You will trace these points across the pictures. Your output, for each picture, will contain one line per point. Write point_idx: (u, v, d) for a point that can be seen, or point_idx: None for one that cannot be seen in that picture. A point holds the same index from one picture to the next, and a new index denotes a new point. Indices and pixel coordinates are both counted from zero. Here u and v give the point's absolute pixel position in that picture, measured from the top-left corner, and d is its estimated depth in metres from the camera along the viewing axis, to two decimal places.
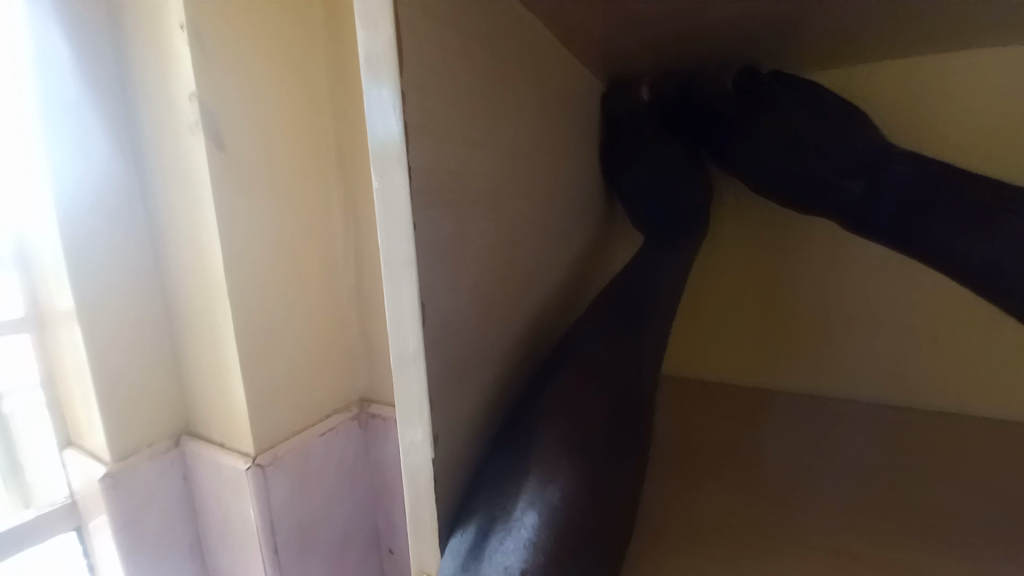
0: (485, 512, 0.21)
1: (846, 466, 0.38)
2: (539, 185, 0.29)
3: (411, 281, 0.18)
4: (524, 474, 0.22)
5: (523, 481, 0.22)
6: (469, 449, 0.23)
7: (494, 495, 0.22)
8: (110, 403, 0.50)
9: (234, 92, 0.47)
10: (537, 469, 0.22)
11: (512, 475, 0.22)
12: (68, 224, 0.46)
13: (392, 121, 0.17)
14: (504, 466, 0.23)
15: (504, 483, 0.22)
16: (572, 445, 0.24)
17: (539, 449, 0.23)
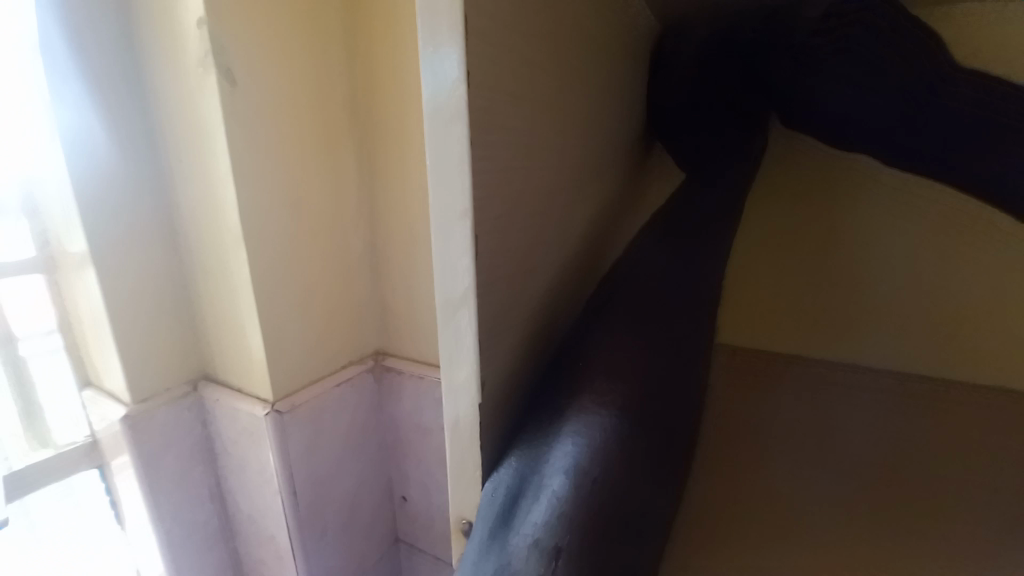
0: (526, 454, 0.20)
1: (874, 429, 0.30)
2: (585, 128, 0.27)
3: (464, 218, 0.17)
4: (564, 416, 0.21)
5: (565, 422, 0.20)
6: (512, 392, 0.22)
7: (536, 437, 0.20)
8: (128, 347, 0.50)
9: (248, 23, 0.44)
10: (580, 411, 0.21)
11: (554, 417, 0.21)
12: (76, 162, 0.44)
13: (450, 37, 0.16)
14: (548, 408, 0.21)
15: (546, 425, 0.21)
16: (623, 387, 0.22)
17: (582, 390, 0.21)
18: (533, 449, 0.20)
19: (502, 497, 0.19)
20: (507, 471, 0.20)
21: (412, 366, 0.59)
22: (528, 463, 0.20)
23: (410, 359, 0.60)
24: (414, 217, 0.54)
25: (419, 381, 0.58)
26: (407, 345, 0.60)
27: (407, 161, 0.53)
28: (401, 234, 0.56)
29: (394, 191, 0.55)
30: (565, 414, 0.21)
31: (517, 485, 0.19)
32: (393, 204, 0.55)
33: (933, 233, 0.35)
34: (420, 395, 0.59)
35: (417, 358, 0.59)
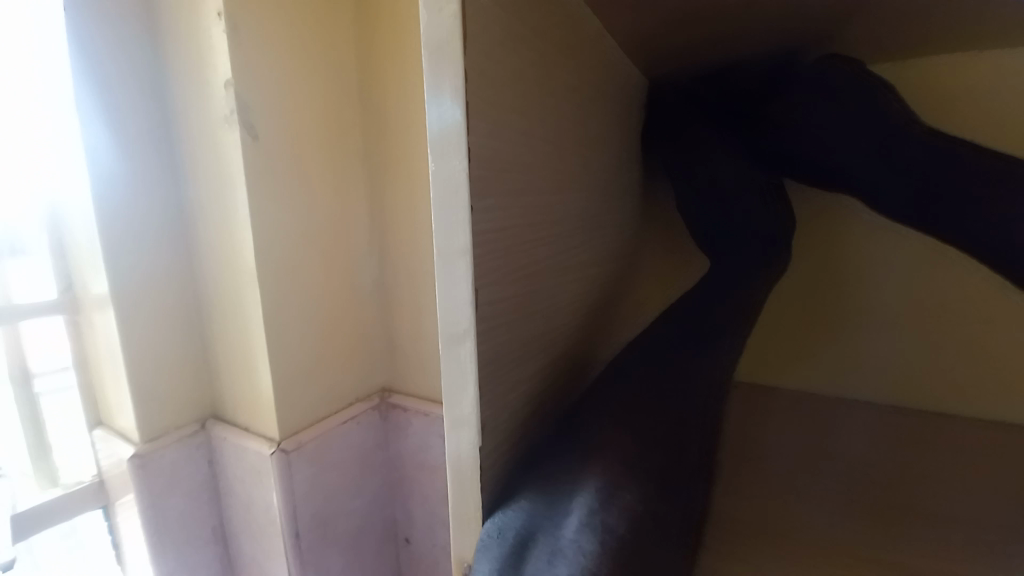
0: (535, 506, 0.20)
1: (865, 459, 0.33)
2: (582, 178, 0.29)
3: (465, 269, 0.18)
4: (577, 478, 0.21)
5: (580, 485, 0.21)
6: (516, 444, 0.23)
7: (547, 493, 0.21)
8: (142, 385, 0.51)
9: (268, 81, 0.47)
10: (592, 475, 0.21)
11: (564, 477, 0.21)
12: (104, 209, 0.47)
13: (451, 108, 0.17)
14: (554, 466, 0.22)
15: (557, 482, 0.21)
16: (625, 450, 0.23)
17: (593, 453, 0.22)
18: (544, 504, 0.20)
19: (512, 539, 0.19)
20: (513, 518, 0.20)
21: (417, 404, 0.59)
22: (538, 516, 0.20)
23: (415, 396, 0.60)
24: (421, 258, 0.56)
25: (424, 418, 0.58)
26: (413, 382, 0.60)
27: (415, 205, 0.55)
28: (408, 274, 0.58)
29: (403, 232, 0.57)
30: (579, 477, 0.21)
31: (524, 534, 0.19)
32: (401, 244, 0.57)
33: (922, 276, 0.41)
34: (425, 433, 0.59)
35: (422, 395, 0.60)
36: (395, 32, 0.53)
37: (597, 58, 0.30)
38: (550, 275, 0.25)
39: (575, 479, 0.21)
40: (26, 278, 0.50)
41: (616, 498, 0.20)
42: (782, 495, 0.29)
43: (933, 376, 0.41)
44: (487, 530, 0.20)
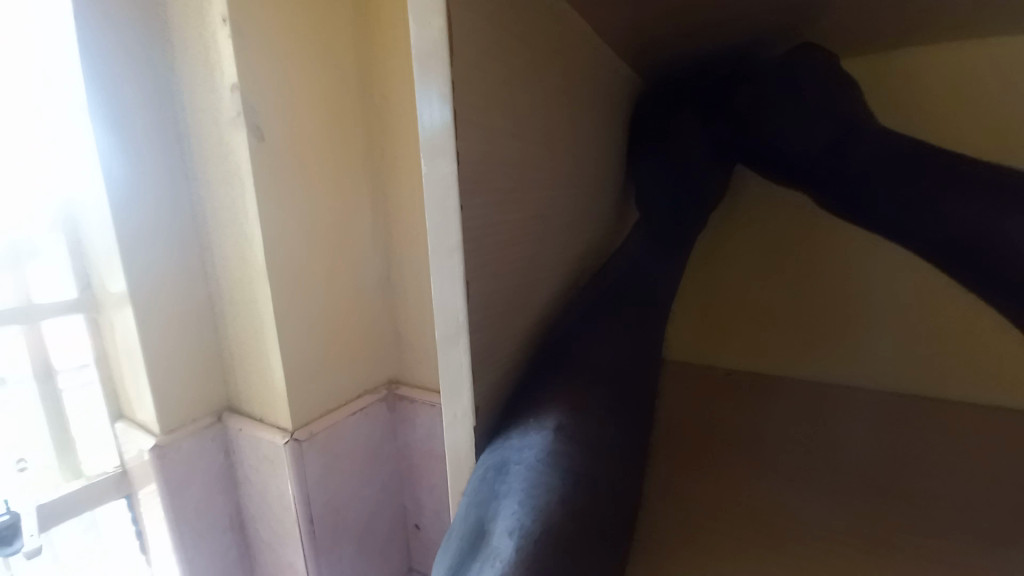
0: (480, 493, 0.21)
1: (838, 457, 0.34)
2: (573, 174, 0.30)
3: (457, 262, 0.20)
4: (525, 444, 0.21)
5: (513, 466, 0.20)
6: (493, 402, 0.23)
7: (492, 468, 0.21)
8: (160, 378, 0.53)
9: (271, 81, 0.48)
10: (539, 440, 0.21)
11: (516, 439, 0.21)
12: (119, 211, 0.49)
13: (441, 112, 0.18)
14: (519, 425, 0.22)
15: (506, 451, 0.21)
16: (588, 419, 0.23)
17: (553, 413, 0.22)
18: (487, 484, 0.21)
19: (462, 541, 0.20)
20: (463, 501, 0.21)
21: (424, 395, 0.61)
22: (478, 502, 0.20)
23: (422, 387, 0.62)
24: (425, 253, 0.57)
25: (431, 408, 0.60)
26: (420, 373, 0.62)
27: (417, 200, 0.56)
28: (412, 268, 0.59)
29: (407, 228, 0.58)
30: (522, 453, 0.21)
31: (467, 522, 0.20)
32: (405, 239, 0.59)
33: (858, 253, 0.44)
34: (432, 422, 0.60)
35: (429, 386, 0.61)
36: (394, 31, 0.53)
37: (586, 57, 0.31)
38: (540, 266, 0.27)
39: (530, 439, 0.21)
40: (47, 279, 0.52)
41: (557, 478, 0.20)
42: (759, 493, 0.30)
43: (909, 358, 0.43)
44: (448, 536, 0.21)
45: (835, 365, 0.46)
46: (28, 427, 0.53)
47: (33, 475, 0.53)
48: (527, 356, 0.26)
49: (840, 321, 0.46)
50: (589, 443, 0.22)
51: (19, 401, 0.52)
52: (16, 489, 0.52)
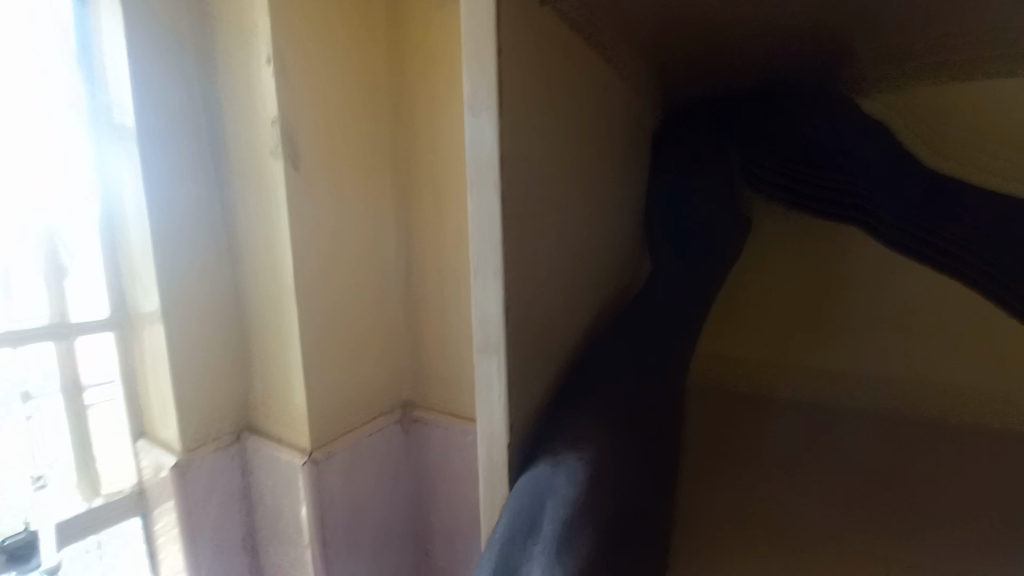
0: (517, 518, 0.22)
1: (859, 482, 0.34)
2: (597, 202, 0.32)
3: (498, 281, 0.21)
4: (552, 483, 0.22)
5: (542, 530, 0.21)
6: (524, 435, 0.24)
7: (519, 527, 0.22)
8: (183, 395, 0.54)
9: (309, 114, 0.51)
10: (573, 467, 0.22)
11: (544, 470, 0.22)
12: (158, 232, 0.51)
13: (487, 144, 0.20)
14: (546, 450, 0.23)
15: (535, 492, 0.22)
16: (606, 441, 0.24)
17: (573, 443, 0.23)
18: (524, 522, 0.22)
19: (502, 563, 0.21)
20: (489, 554, 0.22)
21: (440, 417, 0.62)
22: (506, 561, 0.21)
23: (438, 410, 0.62)
24: (446, 277, 0.59)
25: (447, 431, 0.61)
26: (436, 396, 0.63)
27: (440, 227, 0.59)
28: (432, 292, 0.61)
29: (427, 253, 0.60)
30: (550, 502, 0.22)
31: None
32: (426, 264, 0.61)
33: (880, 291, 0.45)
34: (448, 446, 0.61)
35: (445, 409, 0.62)
36: (424, 70, 0.57)
37: (611, 97, 0.33)
38: (568, 288, 0.28)
39: (558, 466, 0.23)
40: (84, 296, 0.55)
41: (581, 522, 0.21)
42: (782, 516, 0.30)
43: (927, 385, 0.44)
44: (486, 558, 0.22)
45: (848, 379, 0.46)
46: (50, 443, 0.54)
47: (51, 492, 0.54)
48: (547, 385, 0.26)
49: (846, 337, 0.47)
50: (611, 468, 0.23)
51: (43, 417, 0.53)
52: (29, 509, 0.52)
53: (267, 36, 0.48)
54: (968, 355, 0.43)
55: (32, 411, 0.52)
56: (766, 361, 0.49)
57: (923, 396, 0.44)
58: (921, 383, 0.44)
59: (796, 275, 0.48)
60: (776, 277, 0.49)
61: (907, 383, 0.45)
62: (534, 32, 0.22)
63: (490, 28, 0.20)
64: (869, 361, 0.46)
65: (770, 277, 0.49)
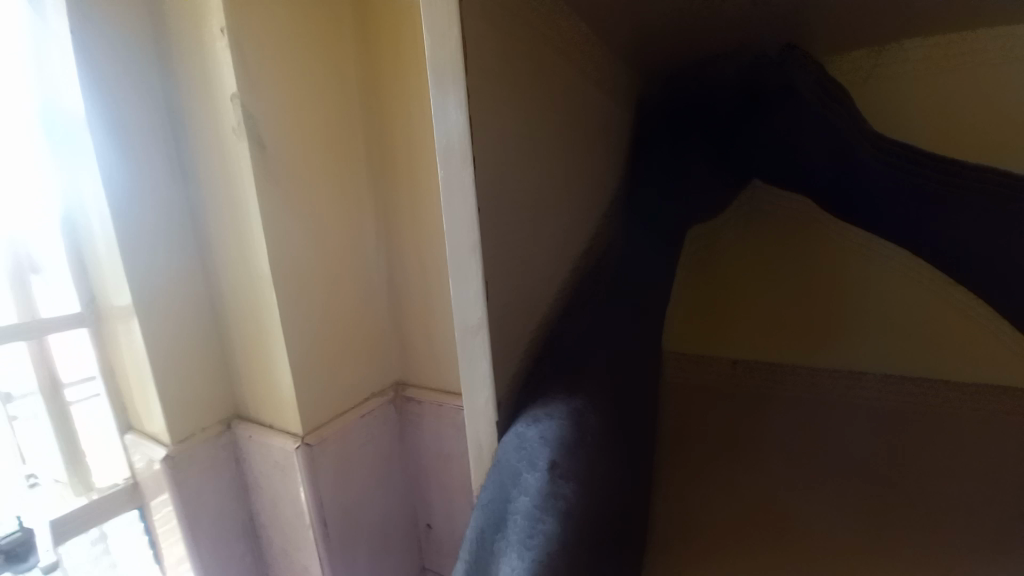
0: (498, 486, 0.21)
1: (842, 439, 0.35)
2: (579, 171, 0.31)
3: (476, 262, 0.20)
4: (528, 437, 0.21)
5: (519, 496, 0.20)
6: (513, 404, 0.24)
7: (502, 484, 0.21)
8: (166, 389, 0.53)
9: (272, 89, 0.48)
10: (549, 429, 0.21)
11: (521, 426, 0.22)
12: (122, 222, 0.49)
13: (457, 115, 0.19)
14: (526, 408, 0.23)
15: (513, 447, 0.21)
16: (590, 403, 0.23)
17: (551, 399, 0.23)
18: (503, 489, 0.21)
19: (481, 532, 0.20)
20: (476, 515, 0.21)
21: (432, 395, 0.61)
22: (490, 521, 0.20)
23: (430, 388, 0.62)
24: (429, 256, 0.58)
25: (440, 409, 0.61)
26: (427, 375, 0.63)
27: (420, 204, 0.57)
28: (416, 270, 0.60)
29: (409, 231, 0.59)
30: (529, 453, 0.21)
31: (479, 538, 0.20)
32: (407, 243, 0.59)
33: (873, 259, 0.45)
34: (442, 423, 0.61)
35: (437, 387, 0.62)
36: (393, 37, 0.54)
37: (587, 58, 0.31)
38: (550, 264, 0.27)
39: (535, 420, 0.22)
40: (52, 294, 0.52)
41: (562, 472, 0.20)
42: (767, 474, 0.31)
43: (913, 344, 0.44)
44: (468, 530, 0.21)
45: (823, 344, 0.47)
46: (37, 441, 0.53)
47: (43, 491, 0.53)
48: (532, 358, 0.26)
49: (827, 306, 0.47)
50: (596, 426, 0.23)
51: (26, 415, 0.52)
52: (22, 508, 0.51)
53: (218, 6, 0.44)
54: (952, 316, 0.43)
55: (15, 410, 0.51)
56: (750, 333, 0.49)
57: (896, 356, 0.45)
58: (895, 345, 0.45)
59: (774, 246, 0.48)
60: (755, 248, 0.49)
61: (882, 344, 0.45)
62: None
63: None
64: (846, 327, 0.46)
65: (756, 251, 0.49)
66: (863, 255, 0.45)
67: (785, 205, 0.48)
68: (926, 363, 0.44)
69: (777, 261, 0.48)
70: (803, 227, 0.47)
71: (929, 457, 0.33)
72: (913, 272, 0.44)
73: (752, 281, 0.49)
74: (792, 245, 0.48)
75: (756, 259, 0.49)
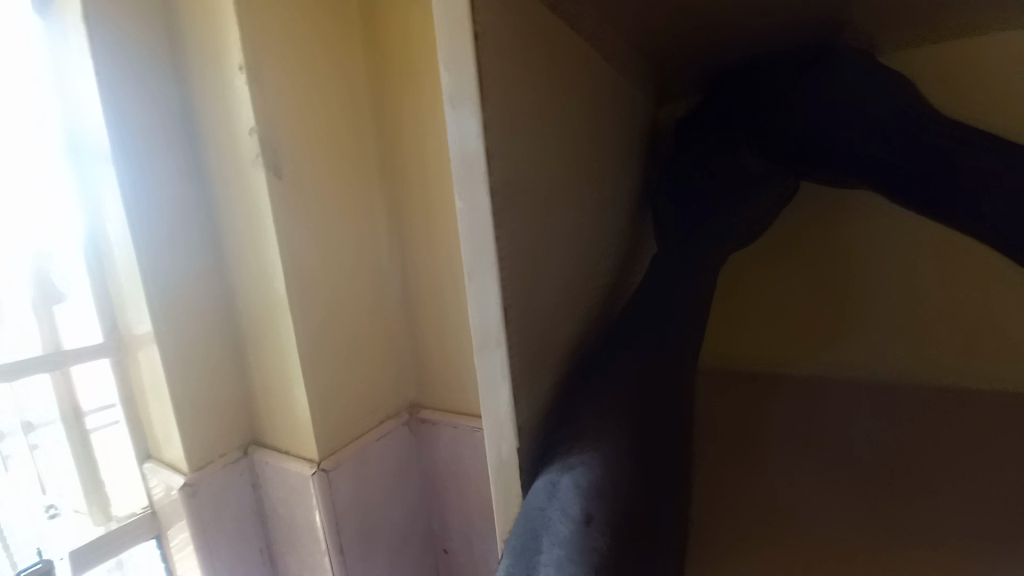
0: (530, 525, 0.21)
1: (871, 452, 0.34)
2: (591, 189, 0.31)
3: (494, 280, 0.20)
4: (558, 486, 0.21)
5: (551, 533, 0.20)
6: (534, 417, 0.23)
7: (531, 533, 0.20)
8: (184, 415, 0.54)
9: (287, 121, 0.50)
10: (581, 467, 0.22)
11: (551, 474, 0.22)
12: (143, 250, 0.50)
13: (473, 137, 0.19)
14: (560, 450, 0.23)
15: (544, 496, 0.21)
16: (615, 427, 0.23)
17: (587, 437, 0.23)
18: (535, 528, 0.20)
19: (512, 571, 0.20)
20: (505, 562, 0.20)
21: (447, 417, 0.61)
22: (517, 572, 0.20)
23: (445, 410, 0.62)
24: (441, 277, 0.58)
25: (455, 430, 0.60)
26: (442, 396, 0.62)
27: (433, 226, 0.58)
28: (429, 291, 0.60)
29: (421, 254, 0.59)
30: (559, 502, 0.21)
31: None
32: (419, 264, 0.60)
33: (897, 265, 0.44)
34: (458, 444, 0.60)
35: (452, 408, 0.62)
36: (403, 66, 0.55)
37: (596, 79, 0.32)
38: (567, 279, 0.27)
39: (567, 467, 0.22)
40: (76, 322, 0.53)
41: (594, 519, 0.19)
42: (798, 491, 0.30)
43: (940, 351, 0.43)
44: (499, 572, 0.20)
45: (856, 356, 0.46)
46: (58, 470, 0.53)
47: (63, 521, 0.53)
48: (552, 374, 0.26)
49: (851, 315, 0.46)
50: (625, 458, 0.22)
51: (48, 443, 0.52)
52: (42, 539, 0.51)
53: (236, 42, 0.46)
54: (977, 323, 0.42)
55: (36, 440, 0.51)
56: (771, 343, 0.49)
57: (932, 365, 0.43)
58: (933, 355, 0.43)
59: (803, 259, 0.48)
60: (782, 264, 0.48)
61: (917, 356, 0.44)
62: (513, 21, 0.21)
63: (466, 16, 0.19)
64: (879, 339, 0.45)
65: (776, 260, 0.48)
66: (894, 265, 0.44)
67: (803, 212, 0.47)
68: (952, 371, 0.43)
69: (797, 269, 0.48)
70: (821, 234, 0.47)
71: (964, 468, 0.32)
72: (949, 280, 0.43)
73: (771, 289, 0.49)
74: (812, 252, 0.47)
75: (774, 268, 0.48)
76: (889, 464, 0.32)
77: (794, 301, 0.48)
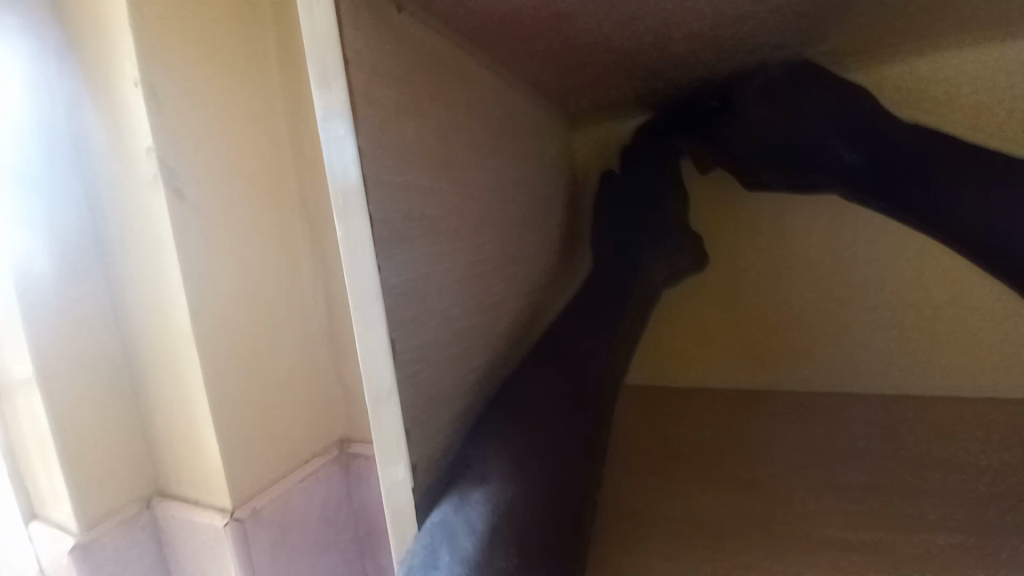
0: (428, 538, 0.23)
1: (799, 508, 0.37)
2: (488, 217, 0.33)
3: (379, 313, 0.22)
4: (462, 509, 0.23)
5: (449, 550, 0.22)
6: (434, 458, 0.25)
7: (427, 546, 0.22)
8: (71, 465, 0.47)
9: (199, 138, 0.47)
10: (484, 495, 0.24)
11: (450, 500, 0.24)
12: (21, 274, 0.44)
13: (350, 166, 0.21)
14: (463, 473, 0.25)
15: (444, 516, 0.23)
16: (514, 462, 0.26)
17: (493, 468, 0.25)
18: (432, 541, 0.22)
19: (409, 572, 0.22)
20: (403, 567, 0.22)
21: None
22: None
23: None
24: None
25: None
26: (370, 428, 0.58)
27: None
28: None
29: None
30: (460, 525, 0.23)
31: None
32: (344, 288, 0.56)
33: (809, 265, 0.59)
34: None
35: None
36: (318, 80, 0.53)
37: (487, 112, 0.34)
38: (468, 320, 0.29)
39: (465, 499, 0.24)
40: None
41: (495, 540, 0.23)
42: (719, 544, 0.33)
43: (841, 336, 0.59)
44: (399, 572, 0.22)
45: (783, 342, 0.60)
46: None
47: None
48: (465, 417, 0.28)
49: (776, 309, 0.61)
50: (521, 490, 0.25)
51: None
52: None
53: (133, 60, 0.44)
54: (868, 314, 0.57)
55: None
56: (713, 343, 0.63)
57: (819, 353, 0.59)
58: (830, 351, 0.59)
59: (732, 265, 0.62)
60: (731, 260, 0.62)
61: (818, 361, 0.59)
62: (384, 61, 0.23)
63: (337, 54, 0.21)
64: (844, 329, 0.58)
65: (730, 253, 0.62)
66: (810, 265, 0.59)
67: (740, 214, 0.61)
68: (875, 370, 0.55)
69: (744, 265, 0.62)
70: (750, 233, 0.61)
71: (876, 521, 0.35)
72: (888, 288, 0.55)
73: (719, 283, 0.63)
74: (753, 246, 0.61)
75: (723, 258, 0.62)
76: (817, 521, 0.35)
77: (742, 290, 0.62)
